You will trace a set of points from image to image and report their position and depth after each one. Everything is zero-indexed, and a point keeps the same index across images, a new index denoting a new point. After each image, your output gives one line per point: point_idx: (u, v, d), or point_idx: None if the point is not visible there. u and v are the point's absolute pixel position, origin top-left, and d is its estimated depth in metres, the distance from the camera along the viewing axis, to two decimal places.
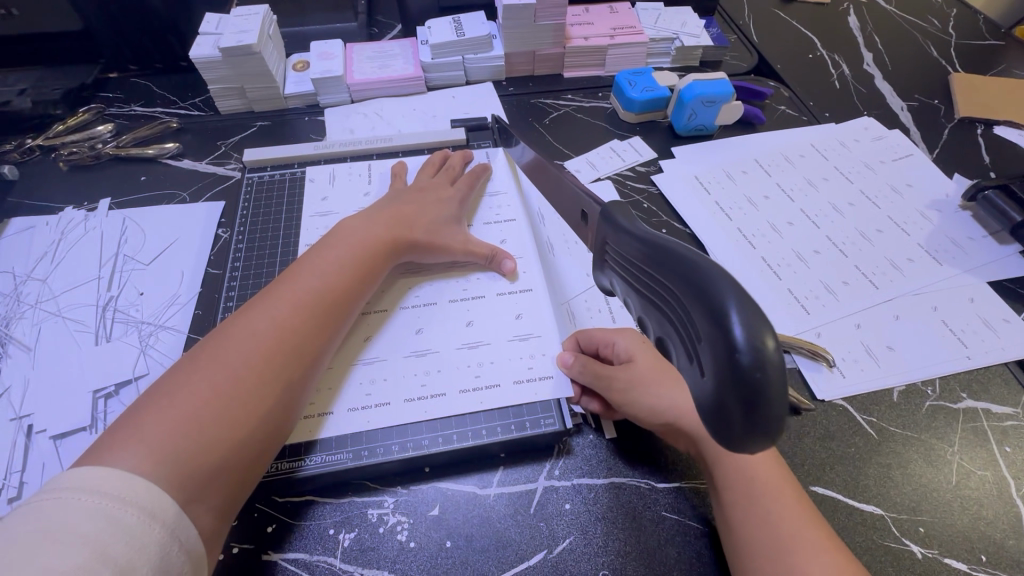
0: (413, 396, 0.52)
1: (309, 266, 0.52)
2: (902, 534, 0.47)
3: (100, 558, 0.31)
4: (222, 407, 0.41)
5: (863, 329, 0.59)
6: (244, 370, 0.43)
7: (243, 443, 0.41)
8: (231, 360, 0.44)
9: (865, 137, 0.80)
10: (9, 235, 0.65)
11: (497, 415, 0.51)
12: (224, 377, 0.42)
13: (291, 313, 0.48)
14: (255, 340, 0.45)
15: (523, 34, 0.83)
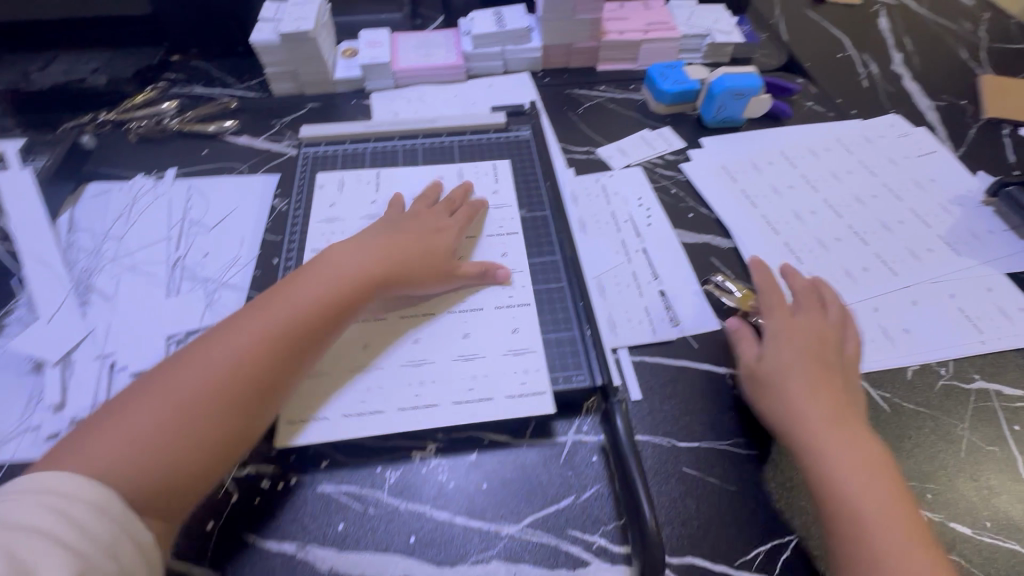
0: (455, 358, 0.55)
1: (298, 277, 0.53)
2: (910, 499, 0.50)
3: (38, 548, 0.34)
4: (178, 418, 0.43)
5: (880, 312, 0.62)
6: (227, 378, 0.46)
7: (197, 457, 0.43)
8: (224, 366, 0.46)
9: (891, 134, 0.82)
10: (86, 197, 0.71)
11: (532, 378, 0.53)
12: (198, 384, 0.45)
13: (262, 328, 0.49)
14: (226, 357, 0.47)
15: (561, 27, 0.87)
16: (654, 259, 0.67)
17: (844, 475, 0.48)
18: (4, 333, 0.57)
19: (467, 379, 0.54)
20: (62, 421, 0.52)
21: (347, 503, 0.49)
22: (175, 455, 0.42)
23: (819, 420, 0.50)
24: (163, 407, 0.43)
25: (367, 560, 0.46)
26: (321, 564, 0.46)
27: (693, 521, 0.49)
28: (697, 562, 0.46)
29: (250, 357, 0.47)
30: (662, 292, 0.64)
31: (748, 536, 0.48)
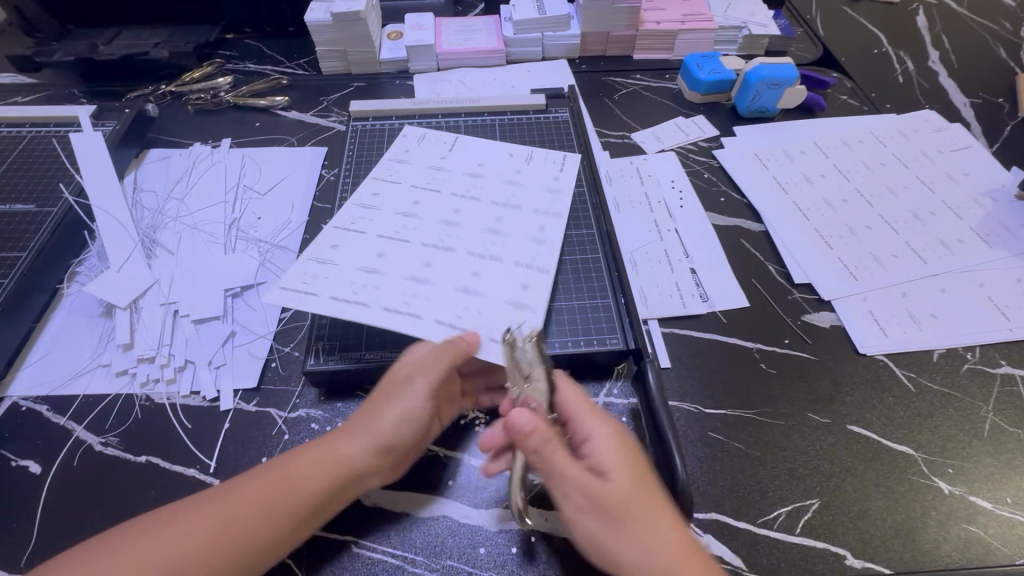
0: (456, 288, 0.55)
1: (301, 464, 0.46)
2: (931, 472, 0.52)
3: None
4: (223, 545, 0.41)
5: (908, 297, 0.64)
6: (282, 498, 0.44)
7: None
8: (276, 483, 0.44)
9: (925, 128, 0.83)
10: (149, 162, 0.76)
11: (524, 315, 0.54)
12: (251, 501, 0.43)
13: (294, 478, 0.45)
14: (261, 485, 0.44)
15: (600, 15, 0.89)
16: (686, 239, 0.69)
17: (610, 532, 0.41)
18: (77, 279, 0.63)
19: (460, 310, 0.54)
20: (130, 359, 0.57)
21: None
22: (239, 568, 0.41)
23: (590, 485, 0.42)
24: (206, 522, 0.42)
25: (409, 497, 0.49)
26: (366, 499, 0.49)
27: (719, 481, 0.51)
28: (722, 518, 0.48)
29: (312, 487, 0.44)
30: (693, 269, 0.66)
31: (772, 497, 0.50)
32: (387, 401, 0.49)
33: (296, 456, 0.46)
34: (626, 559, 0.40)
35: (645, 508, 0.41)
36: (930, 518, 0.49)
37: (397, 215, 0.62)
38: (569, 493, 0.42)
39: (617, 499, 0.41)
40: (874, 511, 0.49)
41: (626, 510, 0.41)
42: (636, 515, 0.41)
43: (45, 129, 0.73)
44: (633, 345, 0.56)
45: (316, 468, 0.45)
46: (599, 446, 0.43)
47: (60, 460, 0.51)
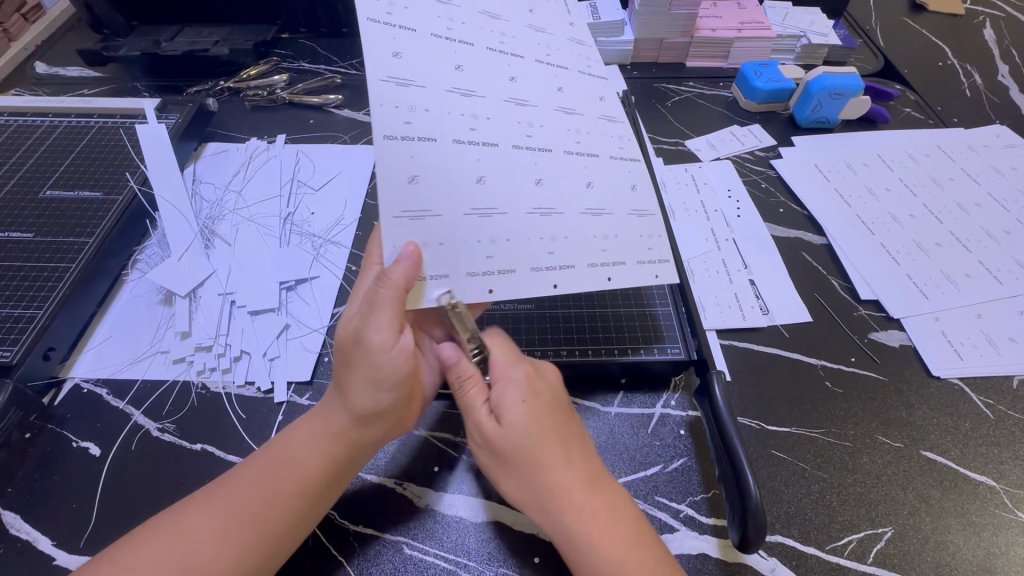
0: (584, 211, 0.47)
1: (293, 433, 0.45)
2: (1015, 506, 0.49)
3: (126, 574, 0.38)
4: (246, 539, 0.40)
5: (983, 319, 0.60)
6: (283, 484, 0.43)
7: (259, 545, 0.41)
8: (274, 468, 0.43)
9: (997, 144, 0.80)
10: (207, 155, 0.77)
11: (656, 244, 0.49)
12: (258, 493, 0.42)
13: (292, 440, 0.45)
14: (266, 458, 0.44)
15: (656, 21, 0.88)
16: (743, 249, 0.67)
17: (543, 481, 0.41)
18: (139, 266, 0.64)
19: (598, 240, 0.47)
20: (188, 347, 0.57)
21: (443, 448, 0.52)
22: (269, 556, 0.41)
23: (529, 436, 0.41)
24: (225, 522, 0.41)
25: (459, 502, 0.48)
26: (419, 501, 0.48)
27: (785, 502, 0.48)
28: (788, 541, 0.46)
29: (313, 472, 0.43)
30: (752, 280, 0.64)
31: (841, 523, 0.47)
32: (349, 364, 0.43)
33: (282, 445, 0.45)
34: (512, 495, 0.42)
35: (536, 454, 0.41)
36: (1014, 555, 0.46)
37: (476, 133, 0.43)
38: (474, 430, 0.43)
39: (508, 445, 0.41)
40: (953, 545, 0.46)
41: (522, 458, 0.41)
42: (526, 460, 0.41)
43: (113, 120, 0.75)
44: (694, 355, 0.55)
45: (309, 450, 0.44)
46: (506, 396, 0.42)
47: (119, 443, 0.51)
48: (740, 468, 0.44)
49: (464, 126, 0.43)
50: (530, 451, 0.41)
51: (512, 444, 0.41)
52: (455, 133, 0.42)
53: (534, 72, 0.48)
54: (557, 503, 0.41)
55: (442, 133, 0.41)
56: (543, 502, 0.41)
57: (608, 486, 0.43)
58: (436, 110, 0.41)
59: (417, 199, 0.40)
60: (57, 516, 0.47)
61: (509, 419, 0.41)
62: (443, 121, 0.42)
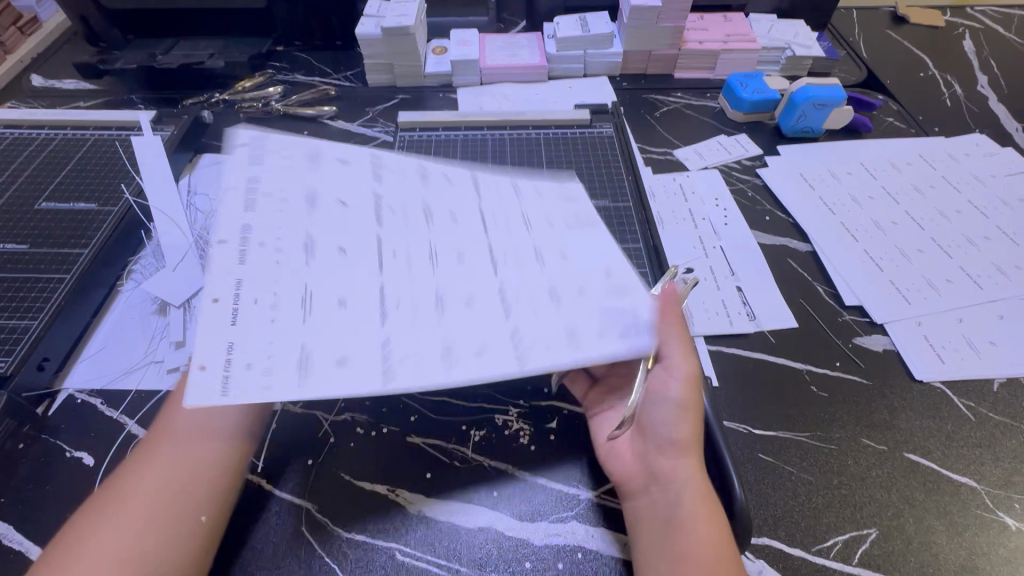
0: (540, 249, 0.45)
1: (190, 429, 0.47)
2: (996, 506, 0.50)
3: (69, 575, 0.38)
4: (175, 529, 0.42)
5: (964, 323, 0.62)
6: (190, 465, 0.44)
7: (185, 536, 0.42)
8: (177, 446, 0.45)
9: (976, 153, 0.82)
10: (202, 166, 0.78)
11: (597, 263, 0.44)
12: (177, 487, 0.43)
13: (197, 436, 0.46)
14: (178, 456, 0.45)
15: (644, 34, 0.90)
16: (731, 257, 0.68)
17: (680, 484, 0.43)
18: (133, 276, 0.65)
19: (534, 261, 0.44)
20: (182, 357, 0.58)
21: (435, 454, 0.52)
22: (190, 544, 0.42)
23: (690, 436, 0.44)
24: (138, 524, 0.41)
25: (452, 508, 0.49)
26: (411, 507, 0.49)
27: (771, 505, 0.49)
28: (774, 544, 0.47)
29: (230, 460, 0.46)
30: (739, 287, 0.65)
31: (827, 525, 0.48)
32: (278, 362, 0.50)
33: (180, 445, 0.45)
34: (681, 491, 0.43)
35: (692, 455, 0.44)
36: (996, 555, 0.47)
37: (380, 225, 0.45)
38: (656, 433, 0.45)
39: (680, 444, 0.44)
40: (935, 545, 0.47)
41: (686, 454, 0.44)
42: (683, 457, 0.44)
43: (108, 132, 0.76)
44: (683, 362, 0.55)
45: (213, 430, 0.47)
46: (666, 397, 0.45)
47: (113, 452, 0.51)
48: (724, 471, 0.46)
49: (369, 213, 0.45)
50: (687, 450, 0.44)
51: (683, 446, 0.44)
52: (351, 225, 0.44)
53: (443, 191, 0.50)
54: (693, 504, 0.42)
55: (348, 197, 0.46)
56: (688, 502, 0.42)
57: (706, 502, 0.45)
58: (347, 176, 0.47)
59: (347, 241, 0.43)
60: (50, 526, 0.47)
61: (669, 422, 0.45)
62: (354, 183, 0.47)
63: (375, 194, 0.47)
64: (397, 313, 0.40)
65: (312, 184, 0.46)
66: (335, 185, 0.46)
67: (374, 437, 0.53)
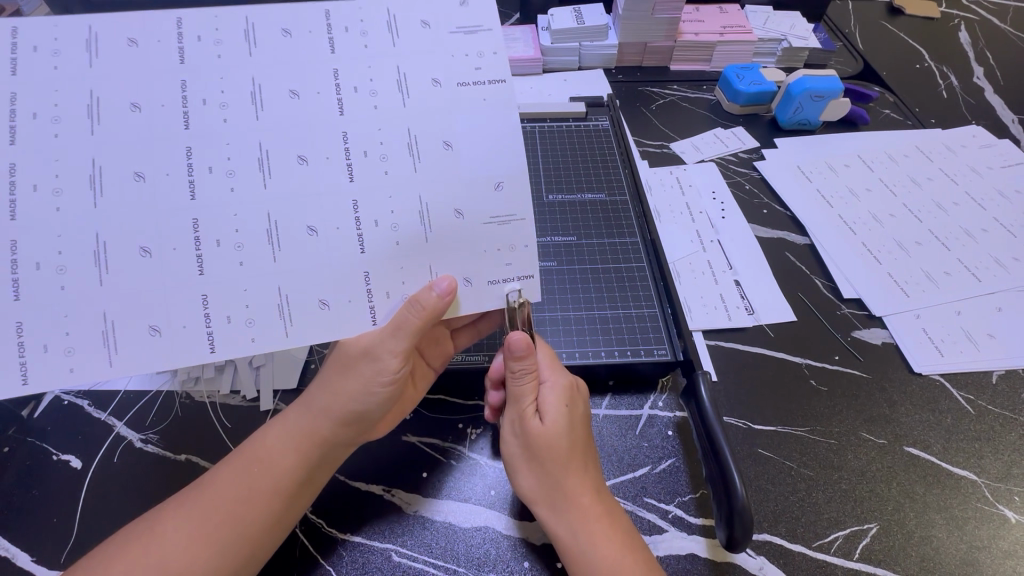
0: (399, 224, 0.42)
1: (268, 438, 0.45)
2: (996, 499, 0.49)
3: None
4: (224, 547, 0.40)
5: (963, 315, 0.61)
6: (260, 492, 0.42)
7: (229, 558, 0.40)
8: (251, 467, 0.44)
9: (973, 144, 0.81)
10: None
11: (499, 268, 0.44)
12: (247, 503, 0.42)
13: (282, 445, 0.45)
14: (247, 468, 0.44)
15: (639, 25, 0.89)
16: (728, 251, 0.68)
17: (560, 485, 0.43)
18: None
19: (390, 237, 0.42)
20: None
21: (432, 453, 0.51)
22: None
23: (558, 436, 0.44)
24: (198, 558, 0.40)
25: (449, 507, 0.48)
26: (407, 507, 0.48)
27: (771, 501, 0.49)
28: (775, 540, 0.46)
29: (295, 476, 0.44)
30: (737, 281, 0.64)
31: (828, 521, 0.48)
32: (356, 371, 0.46)
33: (258, 446, 0.45)
34: (533, 488, 0.44)
35: (567, 454, 0.44)
36: (997, 548, 0.47)
37: (193, 198, 0.39)
38: (514, 422, 0.46)
39: (542, 442, 0.44)
40: (935, 540, 0.47)
41: (553, 455, 0.44)
42: (557, 458, 0.44)
43: None
44: (680, 356, 0.55)
45: (283, 444, 0.45)
46: (543, 397, 0.46)
47: (101, 455, 0.50)
48: (725, 466, 0.45)
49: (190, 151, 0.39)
50: (561, 449, 0.44)
51: (552, 446, 0.44)
52: (163, 204, 0.39)
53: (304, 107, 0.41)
54: (569, 501, 0.43)
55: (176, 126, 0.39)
56: (556, 498, 0.43)
57: (611, 501, 0.44)
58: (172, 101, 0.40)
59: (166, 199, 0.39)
60: (36, 532, 0.46)
61: (547, 425, 0.45)
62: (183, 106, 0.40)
63: (186, 151, 0.39)
64: (229, 326, 0.40)
65: (96, 157, 0.38)
66: (121, 156, 0.39)
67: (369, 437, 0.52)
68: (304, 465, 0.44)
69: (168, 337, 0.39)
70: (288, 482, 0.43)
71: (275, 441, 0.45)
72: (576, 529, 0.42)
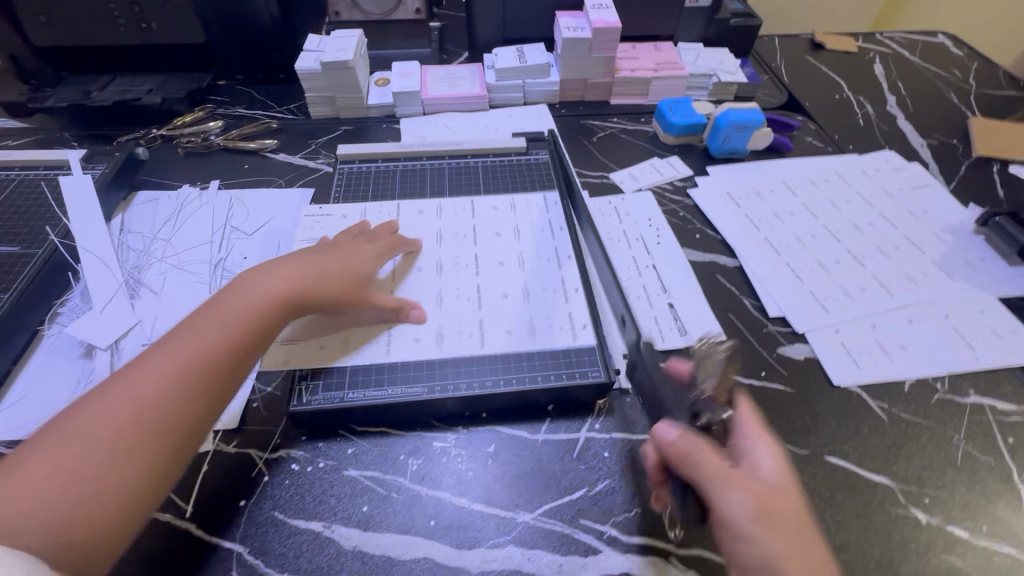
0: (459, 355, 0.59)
1: (127, 380, 0.43)
2: (909, 502, 0.53)
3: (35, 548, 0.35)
4: (112, 482, 0.39)
5: (878, 329, 0.66)
6: (124, 414, 0.41)
7: (137, 481, 0.40)
8: (79, 409, 0.42)
9: (886, 168, 0.88)
10: (136, 205, 0.76)
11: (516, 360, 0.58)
12: (118, 430, 0.41)
13: (161, 377, 0.44)
14: (115, 411, 0.41)
15: (578, 64, 0.94)
16: (663, 274, 0.71)
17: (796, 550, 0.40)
18: (59, 320, 0.62)
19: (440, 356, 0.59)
20: None
21: (372, 487, 0.52)
22: (173, 466, 0.42)
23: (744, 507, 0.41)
24: (76, 501, 0.38)
25: (388, 539, 0.49)
26: (348, 542, 0.48)
27: None
28: (704, 554, 0.48)
29: (202, 386, 0.45)
30: (670, 303, 0.68)
31: None
32: (230, 299, 0.50)
33: (121, 385, 0.43)
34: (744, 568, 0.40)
35: (783, 509, 0.42)
36: (908, 549, 0.50)
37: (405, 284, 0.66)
38: (723, 499, 0.42)
39: (760, 506, 0.41)
40: (854, 544, 0.50)
41: (774, 517, 0.41)
42: (780, 520, 0.41)
43: (35, 172, 0.75)
44: (613, 379, 0.57)
45: (177, 370, 0.44)
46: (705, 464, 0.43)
47: None
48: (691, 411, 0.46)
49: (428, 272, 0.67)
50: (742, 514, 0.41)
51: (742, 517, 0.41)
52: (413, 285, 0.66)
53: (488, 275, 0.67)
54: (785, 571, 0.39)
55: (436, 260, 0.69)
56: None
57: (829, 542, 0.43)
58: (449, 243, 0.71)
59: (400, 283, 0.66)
60: None
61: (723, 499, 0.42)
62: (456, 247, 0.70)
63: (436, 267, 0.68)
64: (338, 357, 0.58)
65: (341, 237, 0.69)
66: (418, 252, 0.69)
67: (310, 474, 0.53)
68: (213, 370, 0.46)
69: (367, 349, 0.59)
70: (210, 380, 0.45)
71: (198, 339, 0.47)
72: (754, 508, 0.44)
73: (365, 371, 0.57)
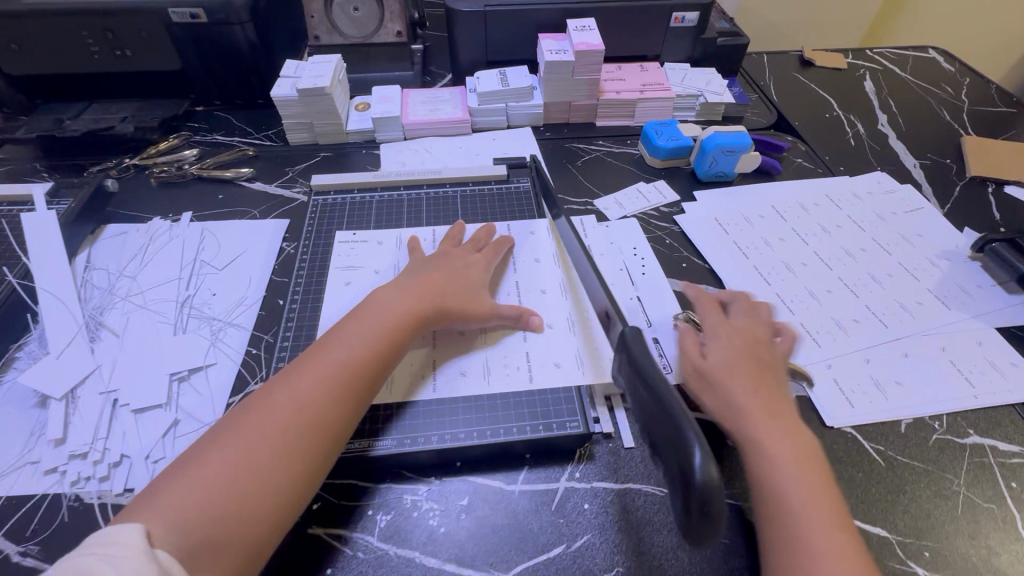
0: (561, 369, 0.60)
1: (285, 391, 0.50)
2: (908, 556, 0.49)
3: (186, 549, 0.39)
4: (265, 478, 0.44)
5: (872, 364, 0.63)
6: (277, 419, 0.47)
7: (282, 478, 0.45)
8: (239, 418, 0.48)
9: (878, 191, 0.85)
10: (104, 238, 0.74)
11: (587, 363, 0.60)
12: (272, 433, 0.46)
13: (311, 387, 0.50)
14: (271, 416, 0.47)
15: (562, 86, 0.92)
16: (649, 308, 0.68)
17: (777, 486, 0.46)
18: (14, 365, 0.59)
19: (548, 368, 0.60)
20: (61, 456, 0.53)
21: (335, 547, 0.48)
22: (320, 467, 0.47)
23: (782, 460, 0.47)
24: (233, 489, 0.43)
25: None
26: None
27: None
28: None
29: (339, 397, 0.50)
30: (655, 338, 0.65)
31: None
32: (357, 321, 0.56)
33: (271, 397, 0.49)
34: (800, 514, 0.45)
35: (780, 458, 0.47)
36: None
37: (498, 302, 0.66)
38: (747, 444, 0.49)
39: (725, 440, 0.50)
40: None
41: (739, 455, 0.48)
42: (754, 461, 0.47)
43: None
44: (592, 430, 0.55)
45: (310, 385, 0.50)
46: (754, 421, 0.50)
47: None
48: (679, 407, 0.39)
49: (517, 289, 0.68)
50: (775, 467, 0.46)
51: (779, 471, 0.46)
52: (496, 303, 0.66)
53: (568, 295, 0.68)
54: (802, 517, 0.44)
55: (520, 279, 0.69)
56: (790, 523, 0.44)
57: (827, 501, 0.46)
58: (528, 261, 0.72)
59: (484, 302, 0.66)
60: None
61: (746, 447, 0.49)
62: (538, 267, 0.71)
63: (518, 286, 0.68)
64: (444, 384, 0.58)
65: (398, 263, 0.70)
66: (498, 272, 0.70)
67: None
68: (341, 383, 0.51)
69: (467, 373, 0.59)
70: (341, 391, 0.50)
71: (328, 361, 0.52)
72: (776, 472, 0.46)
73: (443, 402, 0.57)
